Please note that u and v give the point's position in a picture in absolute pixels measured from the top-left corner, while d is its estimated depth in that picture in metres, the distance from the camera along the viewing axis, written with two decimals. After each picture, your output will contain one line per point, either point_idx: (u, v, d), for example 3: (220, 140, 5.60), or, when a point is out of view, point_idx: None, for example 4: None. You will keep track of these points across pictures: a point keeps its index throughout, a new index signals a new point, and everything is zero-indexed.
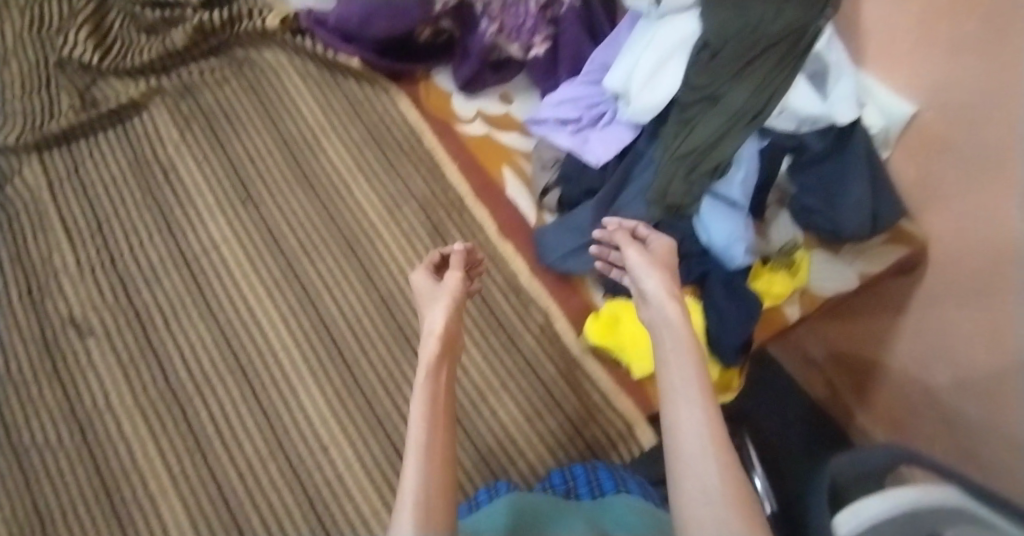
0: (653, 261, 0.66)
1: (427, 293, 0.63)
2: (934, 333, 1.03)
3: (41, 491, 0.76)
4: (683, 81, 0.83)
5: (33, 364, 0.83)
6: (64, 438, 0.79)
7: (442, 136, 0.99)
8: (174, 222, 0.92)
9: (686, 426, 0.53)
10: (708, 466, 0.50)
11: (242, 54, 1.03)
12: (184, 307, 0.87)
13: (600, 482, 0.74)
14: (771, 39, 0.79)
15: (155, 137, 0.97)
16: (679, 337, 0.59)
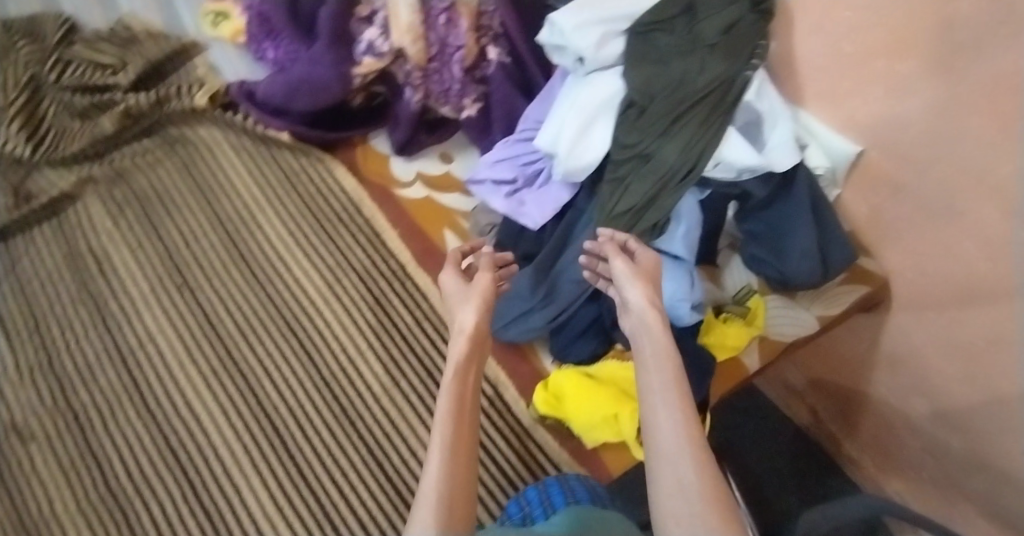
0: (636, 272, 0.67)
1: (459, 287, 0.67)
2: (904, 369, 0.98)
3: None
4: (613, 139, 0.80)
5: None
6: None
7: (381, 203, 0.96)
8: (110, 318, 0.91)
9: (663, 430, 0.56)
10: (684, 466, 0.53)
11: (175, 133, 1.02)
12: (122, 406, 0.85)
13: (551, 497, 0.75)
14: (698, 93, 0.77)
15: (89, 229, 0.95)
16: (659, 345, 0.61)
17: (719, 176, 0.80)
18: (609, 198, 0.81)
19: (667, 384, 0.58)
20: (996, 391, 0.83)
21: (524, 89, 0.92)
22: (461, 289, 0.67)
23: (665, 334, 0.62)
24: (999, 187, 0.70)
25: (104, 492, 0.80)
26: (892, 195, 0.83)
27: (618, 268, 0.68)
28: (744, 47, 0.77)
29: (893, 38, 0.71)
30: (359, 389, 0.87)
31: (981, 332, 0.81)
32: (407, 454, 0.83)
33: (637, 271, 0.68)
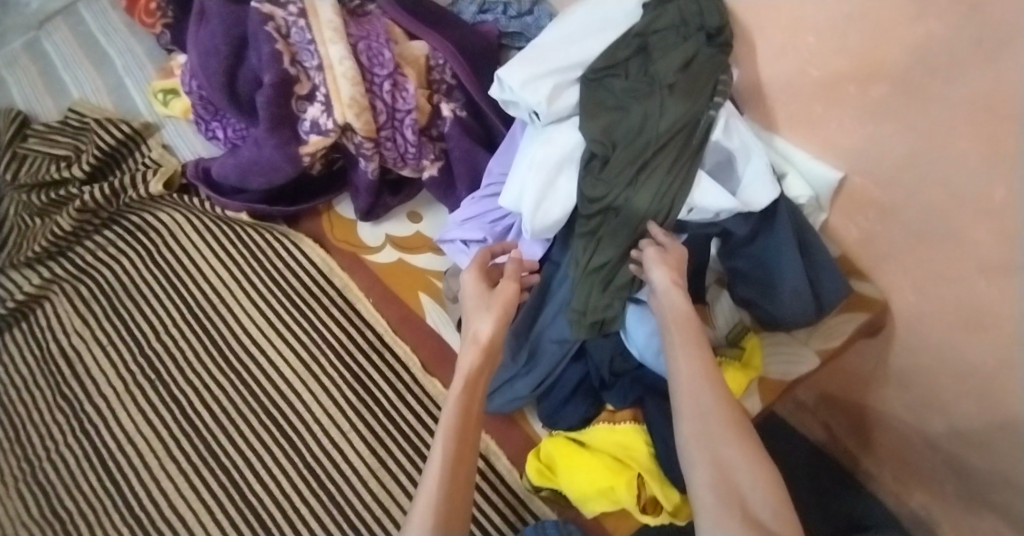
0: (667, 257, 0.68)
1: (479, 297, 0.67)
2: (913, 389, 0.93)
3: None
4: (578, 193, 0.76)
5: None
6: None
7: (352, 271, 0.93)
8: (85, 419, 0.88)
9: (684, 369, 0.60)
10: (709, 401, 0.58)
11: (135, 221, 0.98)
12: (105, 512, 0.83)
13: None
14: (661, 138, 0.72)
15: (60, 329, 0.94)
16: (679, 309, 0.65)
17: (696, 218, 0.76)
18: (580, 257, 0.76)
19: (684, 333, 0.62)
20: (1012, 412, 0.78)
21: (486, 142, 0.91)
22: (479, 300, 0.67)
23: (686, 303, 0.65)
24: (991, 211, 0.65)
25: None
26: (882, 218, 0.78)
27: (648, 255, 0.69)
28: (704, 84, 0.73)
29: (860, 63, 0.67)
30: (343, 474, 0.83)
31: (989, 353, 0.76)
32: None
33: (666, 256, 0.68)
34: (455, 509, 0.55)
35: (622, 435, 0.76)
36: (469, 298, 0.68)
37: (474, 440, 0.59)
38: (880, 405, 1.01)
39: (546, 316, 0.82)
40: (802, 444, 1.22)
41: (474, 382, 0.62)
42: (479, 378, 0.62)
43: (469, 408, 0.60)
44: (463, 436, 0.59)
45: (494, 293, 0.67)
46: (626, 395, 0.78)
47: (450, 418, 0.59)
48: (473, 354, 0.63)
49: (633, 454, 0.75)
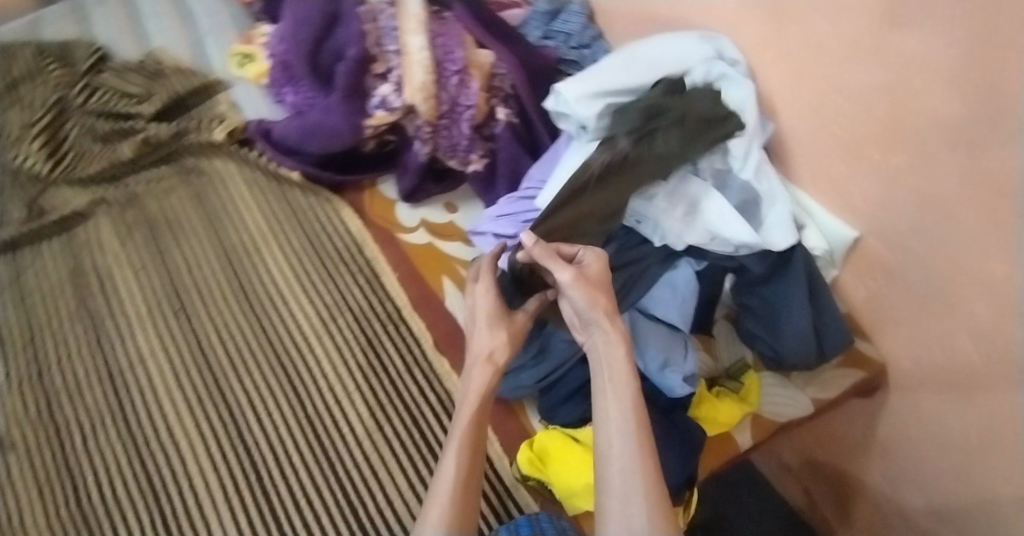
0: (586, 279, 0.68)
1: (490, 318, 0.72)
2: (895, 459, 0.96)
3: None
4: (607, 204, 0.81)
5: None
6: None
7: (384, 247, 0.98)
8: (104, 333, 0.90)
9: (616, 450, 0.61)
10: (626, 438, 0.61)
11: (192, 163, 1.03)
12: (105, 424, 0.84)
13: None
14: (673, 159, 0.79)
15: (97, 246, 0.96)
16: (618, 373, 0.64)
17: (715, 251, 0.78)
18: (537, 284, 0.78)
19: (623, 411, 0.62)
20: (987, 490, 0.81)
21: (530, 151, 0.94)
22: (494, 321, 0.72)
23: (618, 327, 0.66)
24: (992, 284, 0.70)
25: (75, 512, 0.78)
26: (890, 281, 0.83)
27: (562, 278, 0.67)
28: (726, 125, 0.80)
29: (887, 130, 0.74)
30: (342, 431, 0.85)
31: (975, 427, 0.80)
32: (384, 502, 0.81)
33: (583, 277, 0.68)
34: (466, 506, 0.61)
35: None
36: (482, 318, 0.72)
37: (482, 447, 0.66)
38: (860, 472, 1.04)
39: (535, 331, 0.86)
40: (777, 509, 1.23)
41: (483, 399, 0.68)
42: (487, 394, 0.68)
43: (477, 422, 0.66)
44: (472, 448, 0.65)
45: (508, 318, 0.72)
46: None
47: (460, 430, 0.66)
48: (483, 374, 0.68)
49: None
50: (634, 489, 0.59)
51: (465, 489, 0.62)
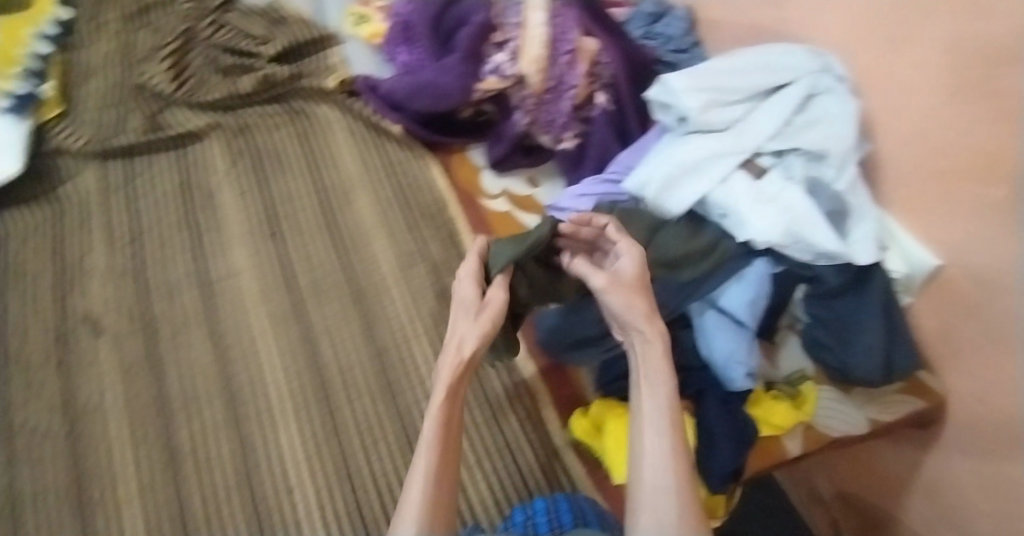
0: (621, 284, 0.67)
1: (467, 306, 0.68)
2: (939, 502, 0.94)
3: (15, 474, 0.78)
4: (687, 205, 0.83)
5: (42, 351, 0.85)
6: (49, 429, 0.81)
7: (464, 207, 1.02)
8: (203, 244, 0.96)
9: (650, 445, 0.59)
10: (658, 435, 0.60)
11: (299, 105, 1.08)
12: (192, 324, 0.89)
13: (535, 517, 0.76)
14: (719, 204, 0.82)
15: (207, 166, 1.02)
16: (657, 371, 0.63)
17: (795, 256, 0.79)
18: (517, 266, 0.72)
19: (658, 407, 0.61)
20: None
21: (622, 139, 0.96)
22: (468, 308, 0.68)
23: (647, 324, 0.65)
24: None
25: (155, 398, 0.83)
26: (963, 316, 0.80)
27: (596, 284, 0.67)
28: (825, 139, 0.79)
29: (978, 162, 0.71)
30: (407, 369, 0.88)
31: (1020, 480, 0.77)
32: None
33: (618, 282, 0.67)
34: (442, 504, 0.57)
35: None
36: (460, 306, 0.69)
37: (454, 441, 0.60)
38: (900, 511, 1.03)
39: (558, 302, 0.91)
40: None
41: (453, 390, 0.62)
42: (459, 384, 0.63)
43: (450, 416, 0.61)
44: (444, 446, 0.59)
45: (483, 303, 0.67)
46: (685, 386, 0.86)
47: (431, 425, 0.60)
48: (451, 369, 0.62)
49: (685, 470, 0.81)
50: (668, 488, 0.57)
51: (443, 481, 0.57)
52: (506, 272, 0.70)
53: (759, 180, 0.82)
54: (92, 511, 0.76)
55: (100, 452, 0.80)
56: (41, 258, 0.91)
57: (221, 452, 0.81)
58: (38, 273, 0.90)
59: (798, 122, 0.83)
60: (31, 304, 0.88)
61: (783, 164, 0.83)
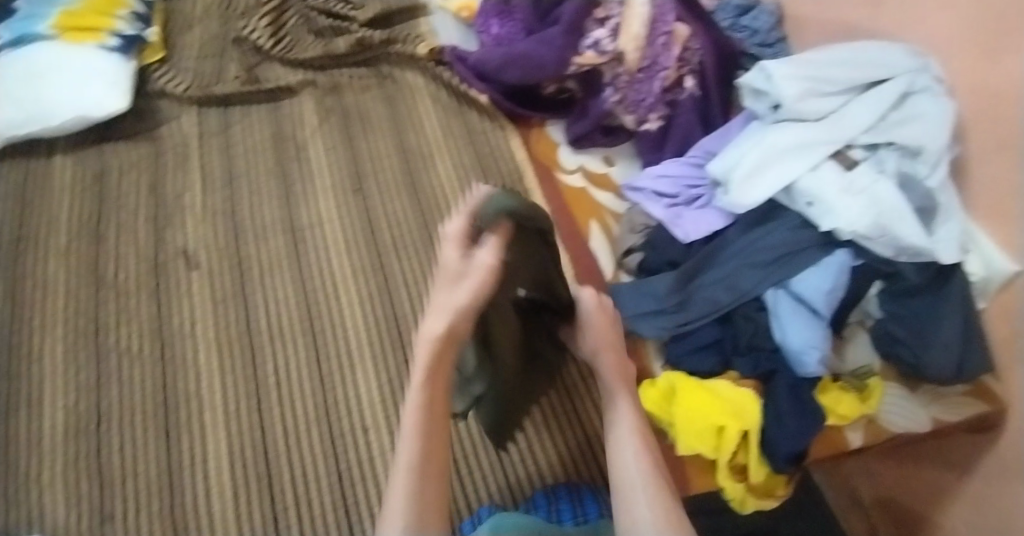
0: (592, 332, 0.72)
1: (452, 274, 0.50)
2: (983, 512, 0.94)
3: (109, 389, 0.84)
4: (774, 192, 0.85)
5: (140, 279, 0.91)
6: (142, 351, 0.86)
7: (540, 180, 1.05)
8: (293, 193, 1.00)
9: (627, 461, 0.62)
10: (633, 454, 0.63)
11: (387, 70, 1.11)
12: (281, 266, 0.94)
13: (558, 505, 0.80)
14: (806, 186, 0.84)
15: (298, 119, 1.05)
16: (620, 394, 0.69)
17: (874, 249, 0.81)
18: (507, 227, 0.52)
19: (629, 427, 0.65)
20: None
21: (706, 125, 0.98)
22: (454, 276, 0.50)
23: (613, 353, 0.71)
24: None
25: (241, 332, 0.88)
26: None
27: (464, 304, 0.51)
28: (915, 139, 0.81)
29: None
30: None
31: None
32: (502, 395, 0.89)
33: (588, 329, 0.72)
34: (437, 506, 0.51)
35: (744, 399, 0.84)
36: (444, 272, 0.50)
37: (443, 427, 0.53)
38: (942, 518, 1.03)
39: (631, 279, 0.94)
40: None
41: (431, 382, 0.52)
42: (440, 362, 0.52)
43: (431, 409, 0.52)
44: (428, 435, 0.52)
45: (464, 266, 0.50)
46: (757, 367, 0.87)
47: (411, 420, 0.52)
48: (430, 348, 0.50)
49: (752, 449, 0.83)
50: (642, 494, 0.59)
51: (430, 476, 0.51)
52: (499, 230, 0.51)
53: (849, 171, 0.83)
54: (178, 430, 0.82)
55: (189, 377, 0.85)
56: (141, 192, 0.96)
57: (299, 390, 0.85)
58: (137, 206, 0.96)
59: (891, 119, 0.85)
60: (130, 234, 0.94)
61: (876, 158, 0.85)
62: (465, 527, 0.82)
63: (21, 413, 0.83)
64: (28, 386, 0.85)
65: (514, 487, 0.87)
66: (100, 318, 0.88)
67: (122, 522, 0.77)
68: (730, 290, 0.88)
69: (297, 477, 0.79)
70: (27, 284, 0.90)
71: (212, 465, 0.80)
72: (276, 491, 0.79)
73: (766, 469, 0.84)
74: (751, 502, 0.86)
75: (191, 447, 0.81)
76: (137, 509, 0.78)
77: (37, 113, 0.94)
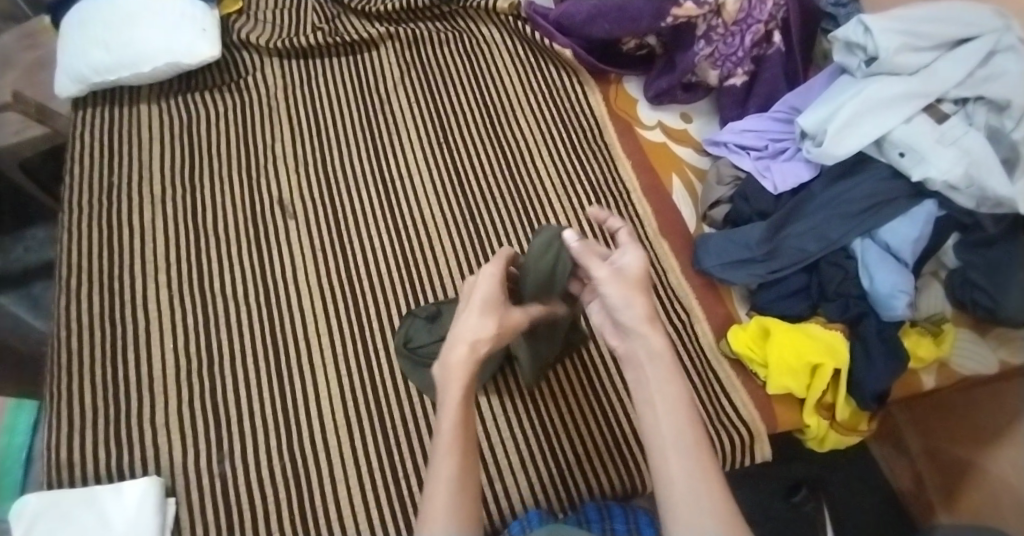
0: (626, 280, 0.57)
1: (483, 301, 0.59)
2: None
3: (219, 330, 0.89)
4: (866, 144, 0.88)
5: (241, 228, 0.96)
6: (248, 296, 0.92)
7: (621, 135, 1.06)
8: (382, 147, 1.04)
9: (671, 441, 0.52)
10: (681, 438, 0.52)
11: (465, 25, 1.14)
12: (374, 217, 0.98)
13: (612, 522, 0.74)
14: (895, 138, 0.87)
15: (380, 73, 1.10)
16: (658, 359, 0.55)
17: (958, 200, 0.85)
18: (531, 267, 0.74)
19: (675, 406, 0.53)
20: None
21: (788, 81, 1.02)
22: (488, 309, 0.59)
23: (657, 330, 0.55)
24: None
25: (343, 280, 0.93)
26: None
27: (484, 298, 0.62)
28: (1002, 94, 0.85)
29: None
30: None
31: None
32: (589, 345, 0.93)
33: (624, 279, 0.57)
34: (470, 512, 0.52)
35: (834, 342, 0.88)
36: (477, 305, 0.59)
37: (470, 446, 0.55)
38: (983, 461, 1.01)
39: (717, 231, 0.98)
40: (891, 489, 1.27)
41: (465, 405, 0.55)
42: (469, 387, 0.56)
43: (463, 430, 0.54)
44: (464, 452, 0.54)
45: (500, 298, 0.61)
46: (846, 310, 0.90)
47: (449, 439, 0.54)
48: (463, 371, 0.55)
49: (840, 388, 0.88)
50: (695, 487, 0.51)
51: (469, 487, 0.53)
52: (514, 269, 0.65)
53: (940, 124, 0.86)
54: (288, 369, 0.87)
55: (295, 320, 0.91)
56: (233, 142, 1.02)
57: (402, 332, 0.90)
58: (229, 157, 1.01)
59: (978, 75, 0.87)
60: (226, 186, 0.99)
61: (965, 112, 0.88)
62: (511, 529, 0.76)
63: (133, 352, 0.87)
64: (137, 328, 0.88)
65: (619, 436, 0.87)
66: (205, 265, 0.93)
67: (236, 455, 0.82)
68: (820, 240, 0.91)
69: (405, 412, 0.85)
70: (128, 230, 0.94)
71: (323, 405, 0.85)
72: (386, 427, 0.84)
73: (850, 407, 0.89)
74: (832, 439, 0.91)
75: (304, 385, 0.87)
76: (254, 441, 0.83)
77: (126, 59, 0.94)
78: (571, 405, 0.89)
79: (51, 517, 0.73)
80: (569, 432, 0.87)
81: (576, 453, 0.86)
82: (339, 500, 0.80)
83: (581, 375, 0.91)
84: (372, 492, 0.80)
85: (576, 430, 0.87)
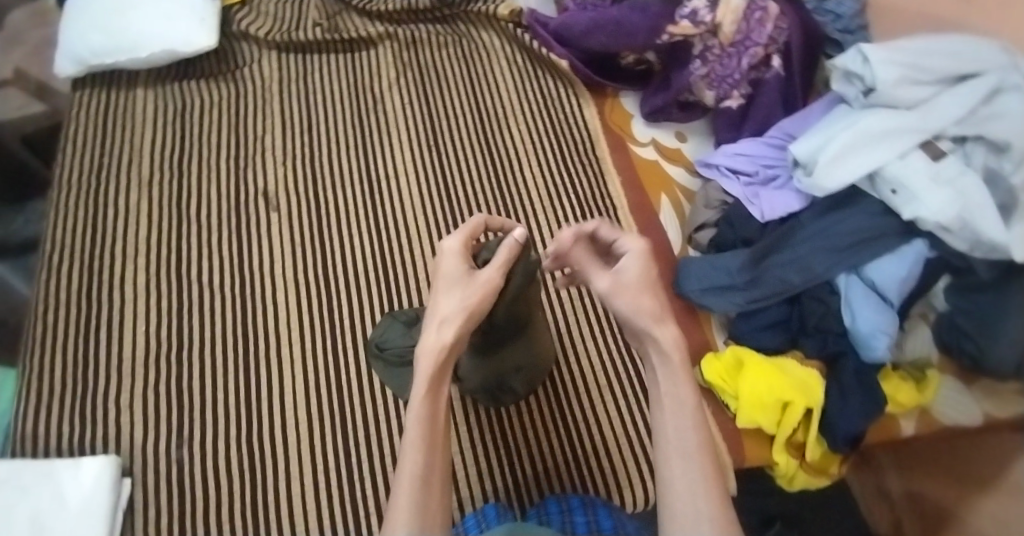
0: (629, 283, 0.55)
1: (448, 283, 0.56)
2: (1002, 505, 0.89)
3: (190, 316, 0.90)
4: (857, 177, 0.84)
5: (225, 216, 0.97)
6: (222, 285, 0.92)
7: (614, 150, 1.05)
8: (371, 146, 1.04)
9: (674, 437, 0.51)
10: (686, 436, 0.51)
11: (464, 29, 1.15)
12: (357, 214, 0.99)
13: (572, 515, 0.73)
14: (886, 173, 0.83)
15: (375, 72, 1.10)
16: (668, 357, 0.53)
17: (952, 242, 0.79)
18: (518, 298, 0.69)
19: (683, 404, 0.52)
20: None
21: (786, 106, 1.00)
22: (458, 284, 0.56)
23: (668, 327, 0.53)
24: None
25: (318, 276, 0.94)
26: None
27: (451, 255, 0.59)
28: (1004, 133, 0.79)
29: None
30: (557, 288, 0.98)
31: None
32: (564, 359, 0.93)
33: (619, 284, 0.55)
34: (437, 513, 0.50)
35: (808, 379, 0.86)
36: (443, 287, 0.56)
37: (441, 437, 0.53)
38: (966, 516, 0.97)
39: (701, 255, 0.96)
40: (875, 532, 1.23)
41: (433, 393, 0.53)
42: (440, 376, 0.53)
43: (433, 418, 0.52)
44: (432, 441, 0.52)
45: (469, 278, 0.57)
46: (824, 346, 0.88)
47: (414, 431, 0.51)
48: (431, 357, 0.52)
49: (811, 427, 0.86)
50: (694, 487, 0.49)
51: (434, 484, 0.51)
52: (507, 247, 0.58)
53: (935, 162, 0.81)
54: (255, 360, 0.88)
55: (267, 314, 0.91)
56: (224, 132, 1.03)
57: (365, 333, 0.90)
58: (219, 146, 1.02)
59: (981, 113, 0.82)
60: (213, 175, 1.00)
61: (963, 151, 0.83)
62: (466, 523, 0.75)
63: (103, 334, 0.88)
64: (111, 308, 0.90)
65: (593, 453, 0.86)
66: (186, 252, 0.94)
67: (194, 442, 0.82)
68: (802, 273, 0.88)
69: (365, 412, 0.85)
70: (113, 212, 0.96)
71: (285, 400, 0.86)
72: (346, 427, 0.84)
73: (821, 447, 0.87)
74: (802, 479, 0.88)
75: (268, 378, 0.87)
76: (213, 430, 0.83)
77: (124, 45, 0.96)
78: (537, 426, 0.87)
79: (5, 488, 0.74)
80: (532, 449, 0.86)
81: (537, 469, 0.85)
82: (289, 496, 0.80)
83: (550, 390, 0.90)
84: (325, 492, 0.80)
85: (551, 443, 0.86)
